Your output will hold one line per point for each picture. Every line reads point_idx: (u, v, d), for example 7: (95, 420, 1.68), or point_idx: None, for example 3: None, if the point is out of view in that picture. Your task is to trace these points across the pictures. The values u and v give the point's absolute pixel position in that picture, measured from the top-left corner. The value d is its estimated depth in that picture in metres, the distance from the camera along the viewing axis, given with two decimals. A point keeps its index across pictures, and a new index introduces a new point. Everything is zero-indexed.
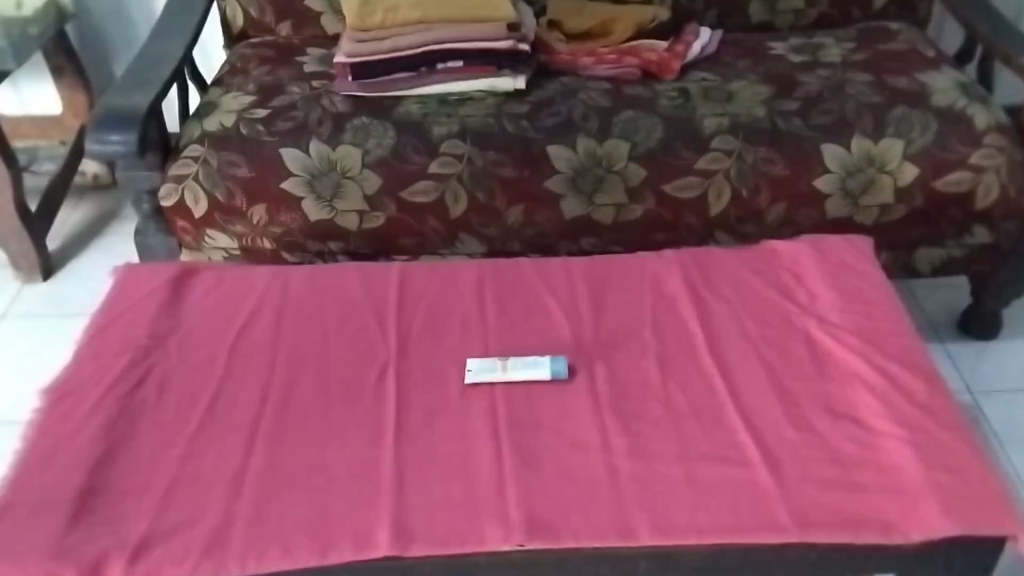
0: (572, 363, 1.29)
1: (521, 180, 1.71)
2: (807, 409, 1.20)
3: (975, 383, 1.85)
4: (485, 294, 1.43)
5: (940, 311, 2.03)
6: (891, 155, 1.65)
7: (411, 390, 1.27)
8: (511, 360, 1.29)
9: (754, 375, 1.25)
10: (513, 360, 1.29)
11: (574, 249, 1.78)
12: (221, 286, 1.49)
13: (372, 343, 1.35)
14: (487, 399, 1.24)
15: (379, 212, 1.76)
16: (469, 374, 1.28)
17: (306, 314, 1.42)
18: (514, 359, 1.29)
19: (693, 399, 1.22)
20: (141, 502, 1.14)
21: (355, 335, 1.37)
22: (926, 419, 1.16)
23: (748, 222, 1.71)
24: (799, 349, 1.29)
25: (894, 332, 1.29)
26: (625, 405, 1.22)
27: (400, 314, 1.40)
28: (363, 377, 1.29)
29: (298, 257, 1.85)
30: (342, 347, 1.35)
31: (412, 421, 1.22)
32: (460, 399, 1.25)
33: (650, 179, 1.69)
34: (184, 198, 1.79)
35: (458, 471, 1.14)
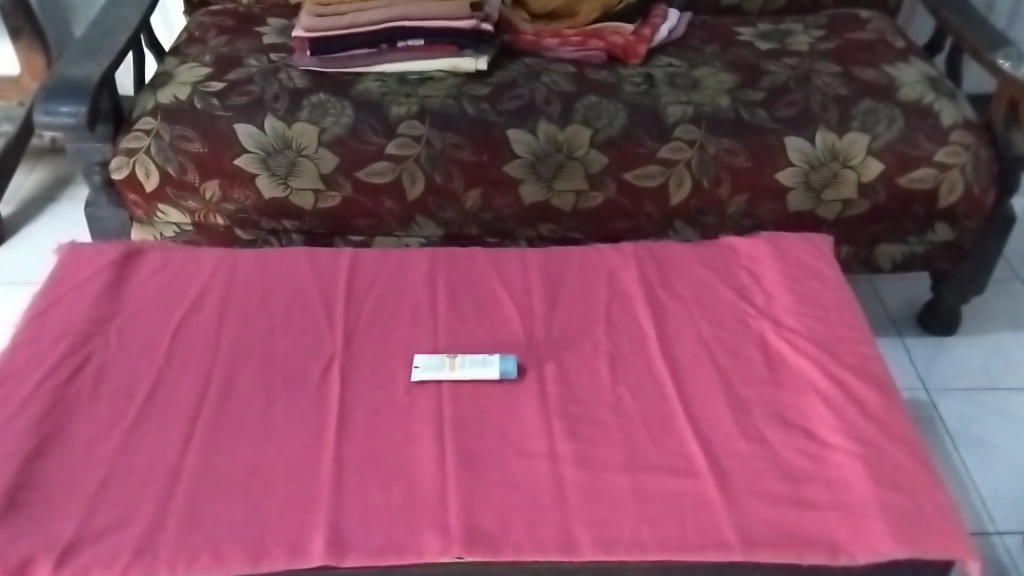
0: (521, 363, 1.26)
1: (480, 165, 1.67)
2: (758, 418, 1.18)
3: (930, 380, 1.86)
4: (438, 285, 1.40)
5: (900, 305, 2.03)
6: (856, 150, 1.62)
7: (356, 386, 1.23)
8: (458, 358, 1.26)
9: (706, 380, 1.24)
10: (460, 358, 1.26)
11: (532, 235, 1.77)
12: (166, 269, 1.44)
13: (316, 336, 1.31)
14: (433, 399, 1.21)
15: (335, 191, 1.71)
16: (415, 371, 1.24)
17: (251, 304, 1.37)
18: (461, 357, 1.26)
19: (643, 404, 1.21)
20: (73, 499, 1.11)
21: (299, 326, 1.33)
22: (877, 432, 1.15)
23: (709, 212, 1.69)
24: (753, 352, 1.27)
25: (849, 337, 1.27)
26: (574, 408, 1.20)
27: (348, 305, 1.36)
28: (307, 372, 1.26)
29: (252, 234, 1.82)
30: (285, 338, 1.31)
31: (355, 421, 1.19)
32: (406, 398, 1.22)
33: (612, 166, 1.65)
34: (135, 171, 1.73)
35: (399, 477, 1.12)
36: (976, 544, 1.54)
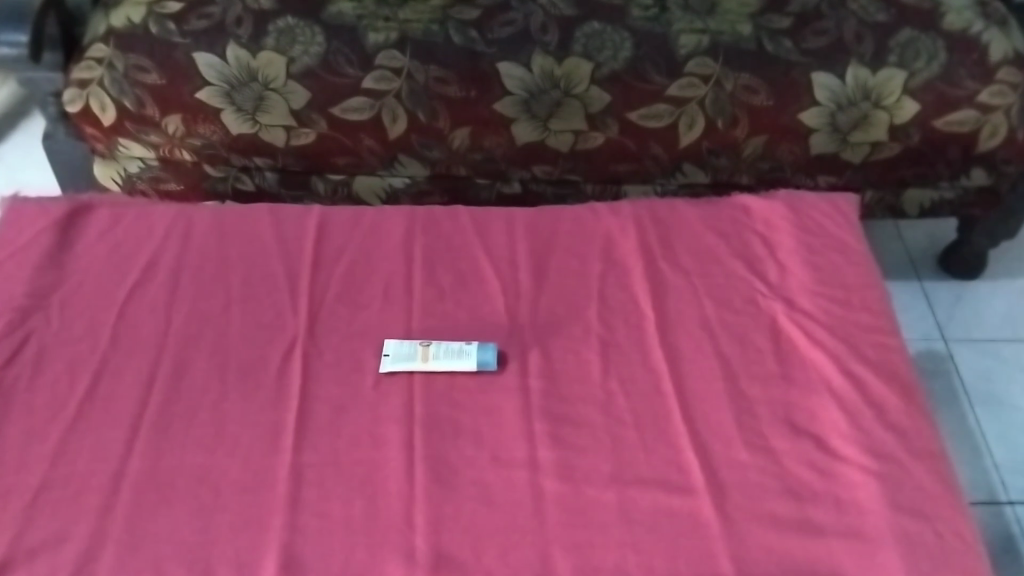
0: (502, 351, 1.14)
1: (466, 101, 1.50)
2: (763, 421, 1.07)
3: (949, 329, 1.74)
4: (414, 251, 1.25)
5: (922, 243, 1.88)
6: (890, 89, 1.46)
7: (320, 379, 1.10)
8: (432, 348, 1.12)
9: (708, 374, 1.12)
10: (434, 348, 1.12)
11: (526, 176, 1.61)
12: (115, 230, 1.27)
13: (274, 318, 1.16)
14: (403, 394, 1.09)
15: (308, 128, 1.55)
16: (384, 362, 1.12)
17: (208, 278, 1.21)
18: (436, 346, 1.13)
19: (636, 403, 1.09)
20: (4, 509, 0.99)
21: (258, 301, 1.18)
22: (896, 444, 1.04)
23: (721, 154, 1.54)
24: (761, 340, 1.15)
25: (871, 325, 1.15)
26: (559, 407, 1.08)
27: (314, 276, 1.21)
28: (266, 360, 1.12)
29: (223, 171, 1.64)
30: (242, 315, 1.17)
31: (318, 419, 1.06)
32: (373, 391, 1.09)
33: (614, 105, 1.49)
34: (89, 104, 1.54)
35: (363, 486, 1.00)
36: (978, 516, 1.46)
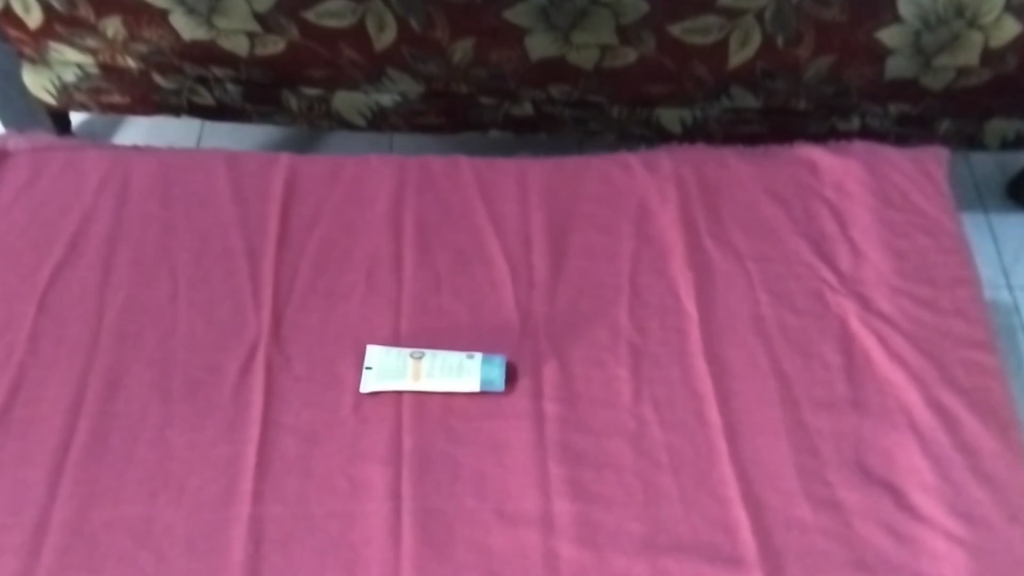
0: (511, 364, 0.93)
1: (470, 8, 1.22)
2: (829, 466, 0.89)
3: (1016, 275, 1.52)
4: (404, 220, 1.01)
5: (989, 168, 1.63)
6: (990, 5, 1.19)
7: (286, 399, 0.90)
8: (425, 361, 0.91)
9: (762, 400, 0.93)
10: (428, 362, 0.91)
11: (540, 97, 1.34)
12: (34, 186, 1.02)
13: (229, 317, 0.94)
14: (388, 423, 0.89)
15: (277, 35, 1.27)
16: (365, 379, 0.90)
17: (148, 256, 0.97)
18: (429, 359, 0.91)
19: (675, 438, 0.90)
20: None
21: (209, 289, 0.95)
22: (990, 501, 0.86)
23: (779, 77, 1.28)
24: (830, 352, 0.95)
25: (964, 336, 0.96)
26: (581, 442, 0.89)
27: (280, 254, 0.98)
28: (220, 373, 0.91)
29: (176, 82, 1.35)
30: (190, 309, 0.94)
31: (284, 456, 0.87)
32: (353, 417, 0.89)
33: (653, 18, 1.22)
34: (10, 4, 1.26)
35: (340, 549, 0.82)
36: None
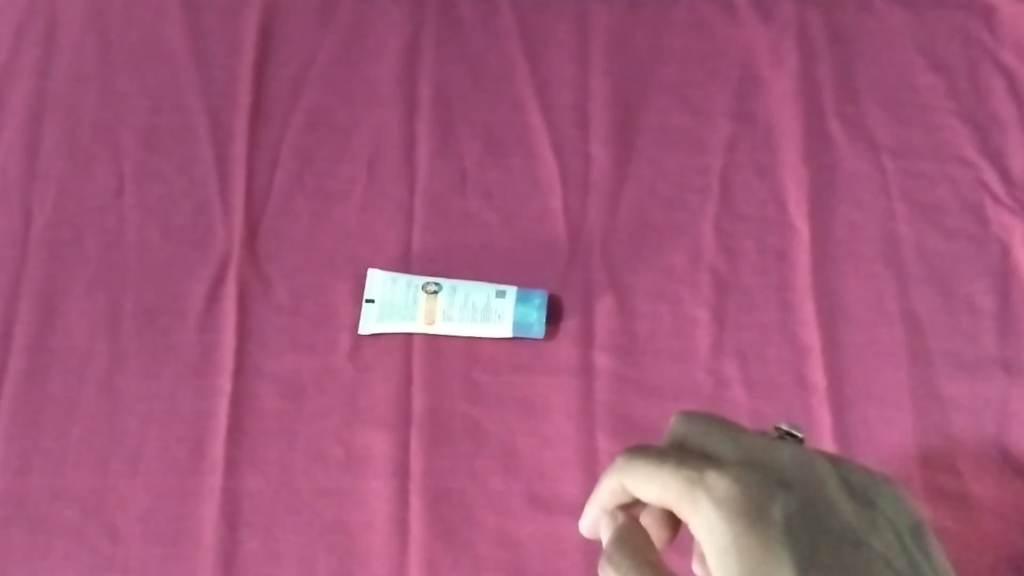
0: (554, 298, 0.71)
1: None
2: (969, 450, 0.67)
3: None
4: (422, 90, 0.77)
5: None
6: None
7: (266, 338, 0.71)
8: (441, 298, 0.70)
9: (886, 354, 0.69)
10: (445, 299, 0.70)
11: None
12: None
13: (191, 229, 0.75)
14: (395, 376, 0.70)
15: None
16: (365, 317, 0.71)
17: (87, 144, 0.77)
18: (446, 296, 0.70)
19: (764, 403, 0.68)
20: None
21: (163, 189, 0.76)
22: None
23: None
24: (984, 291, 0.71)
25: None
26: (640, 405, 0.68)
27: (256, 137, 0.77)
28: (182, 300, 0.73)
29: None
30: (137, 210, 0.75)
31: (264, 413, 0.69)
32: (350, 365, 0.70)
33: None
34: None
35: (331, 537, 0.66)
36: None
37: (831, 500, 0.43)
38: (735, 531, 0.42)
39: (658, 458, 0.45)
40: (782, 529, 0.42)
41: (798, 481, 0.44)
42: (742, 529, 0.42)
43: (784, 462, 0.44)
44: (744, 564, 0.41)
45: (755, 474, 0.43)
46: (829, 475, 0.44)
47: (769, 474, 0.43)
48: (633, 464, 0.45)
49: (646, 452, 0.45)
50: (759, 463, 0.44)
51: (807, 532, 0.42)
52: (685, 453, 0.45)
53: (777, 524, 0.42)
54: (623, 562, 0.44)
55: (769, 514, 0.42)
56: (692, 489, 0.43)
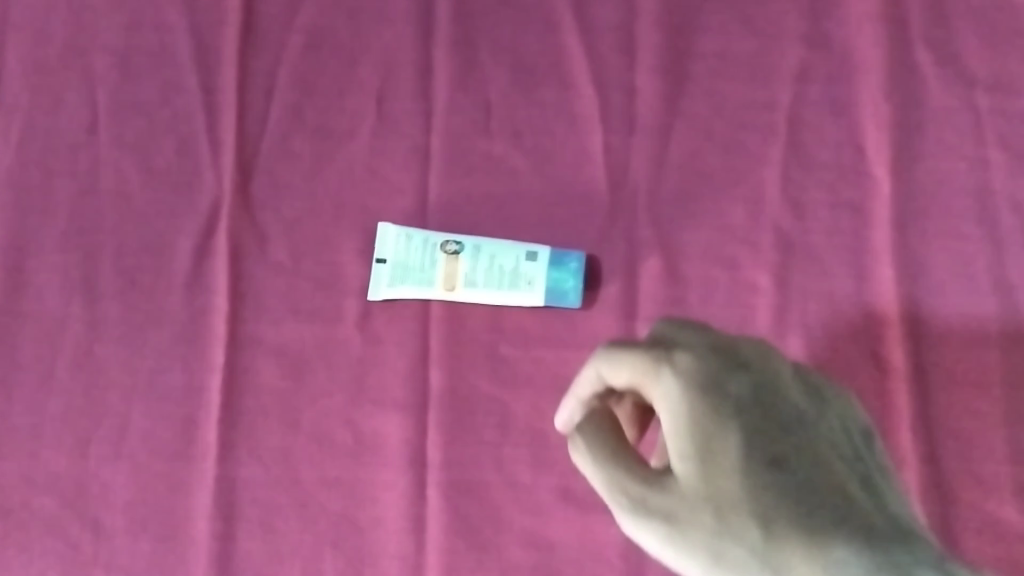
0: (592, 261, 0.62)
1: None
2: None
3: None
4: (440, 8, 0.66)
5: None
6: None
7: (263, 303, 0.62)
8: (462, 260, 0.61)
9: (978, 330, 0.59)
10: (467, 261, 0.61)
11: None
12: None
13: (175, 171, 0.65)
14: (409, 350, 0.61)
15: None
16: (375, 280, 0.62)
17: (51, 68, 0.67)
18: (468, 257, 0.61)
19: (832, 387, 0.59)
20: None
21: (140, 124, 0.65)
22: None
23: None
24: None
25: None
26: None
27: (246, 63, 0.66)
28: (165, 257, 0.63)
29: None
30: (112, 147, 0.65)
31: (262, 391, 0.61)
32: (358, 337, 0.62)
33: None
34: None
35: (338, 534, 0.59)
36: None
37: (782, 380, 0.41)
38: (694, 409, 0.40)
39: (634, 343, 0.42)
40: (734, 404, 0.40)
41: (758, 367, 0.41)
42: (702, 405, 0.40)
43: (744, 343, 0.42)
44: (695, 437, 0.39)
45: (715, 346, 0.41)
46: (781, 377, 0.41)
47: (727, 349, 0.41)
48: (610, 350, 0.42)
49: (624, 341, 0.43)
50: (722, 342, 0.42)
51: (758, 409, 0.40)
52: (655, 336, 0.43)
53: (734, 398, 0.40)
54: (590, 429, 0.43)
55: (725, 388, 0.40)
56: (654, 363, 0.41)
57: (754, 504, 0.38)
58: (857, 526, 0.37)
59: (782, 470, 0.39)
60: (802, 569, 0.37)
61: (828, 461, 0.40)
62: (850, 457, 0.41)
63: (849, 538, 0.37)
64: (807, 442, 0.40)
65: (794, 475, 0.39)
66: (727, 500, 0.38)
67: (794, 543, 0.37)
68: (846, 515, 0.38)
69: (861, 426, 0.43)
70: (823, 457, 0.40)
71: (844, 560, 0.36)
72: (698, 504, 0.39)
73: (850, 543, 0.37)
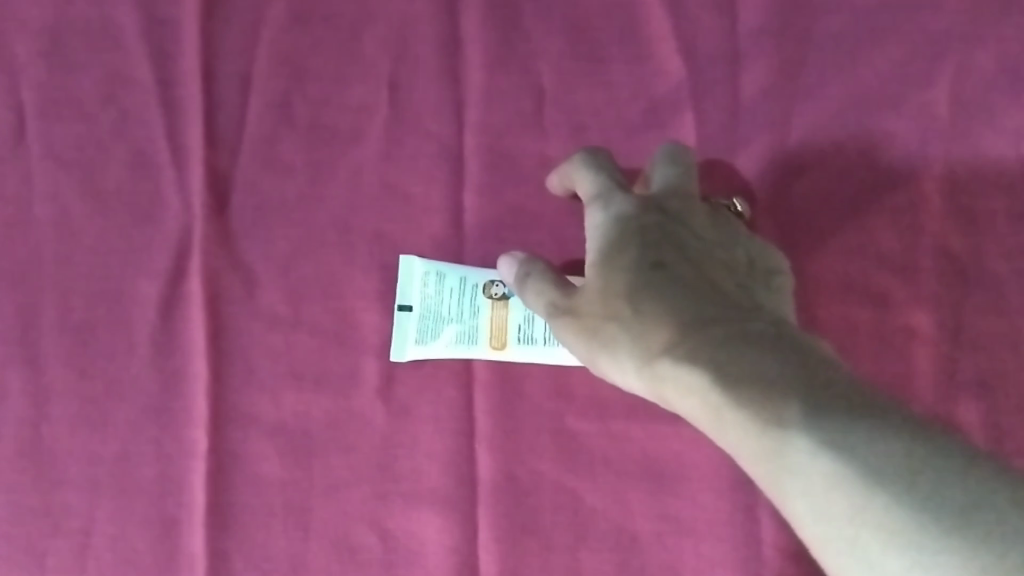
0: None
1: None
2: None
3: None
4: None
5: None
6: None
7: (254, 366, 0.48)
8: (513, 306, 0.46)
9: None
10: (518, 307, 0.46)
11: None
12: None
13: (127, 192, 0.49)
14: (450, 425, 0.47)
15: None
16: (398, 337, 0.47)
17: None
18: (520, 303, 0.46)
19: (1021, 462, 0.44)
20: None
21: (77, 127, 0.50)
22: None
23: None
24: None
25: None
26: None
27: (216, 44, 0.50)
28: (125, 309, 0.49)
29: None
30: (46, 162, 0.49)
31: (260, 483, 0.47)
32: (380, 410, 0.47)
33: None
34: None
35: None
36: None
37: (692, 213, 0.41)
38: (610, 227, 0.41)
39: (604, 159, 0.44)
40: (641, 223, 0.40)
41: (677, 205, 0.41)
42: (617, 223, 0.41)
43: (681, 183, 0.43)
44: (602, 249, 0.41)
45: (637, 195, 0.41)
46: (696, 190, 0.43)
47: (662, 197, 0.41)
48: (574, 156, 0.45)
49: (601, 155, 0.44)
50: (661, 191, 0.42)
51: (665, 232, 0.40)
52: (615, 172, 0.44)
53: (637, 219, 0.40)
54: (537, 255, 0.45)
55: (638, 216, 0.40)
56: (594, 191, 0.43)
57: (631, 292, 0.38)
58: (728, 327, 0.36)
59: (665, 266, 0.38)
60: (659, 346, 0.37)
61: (715, 286, 0.38)
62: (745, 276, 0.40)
63: (710, 329, 0.36)
64: (695, 246, 0.40)
65: (673, 279, 0.38)
66: (613, 293, 0.39)
67: (661, 321, 0.37)
68: (719, 321, 0.36)
69: (775, 268, 0.42)
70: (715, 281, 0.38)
71: (712, 362, 0.35)
72: (594, 303, 0.40)
73: (722, 345, 0.35)
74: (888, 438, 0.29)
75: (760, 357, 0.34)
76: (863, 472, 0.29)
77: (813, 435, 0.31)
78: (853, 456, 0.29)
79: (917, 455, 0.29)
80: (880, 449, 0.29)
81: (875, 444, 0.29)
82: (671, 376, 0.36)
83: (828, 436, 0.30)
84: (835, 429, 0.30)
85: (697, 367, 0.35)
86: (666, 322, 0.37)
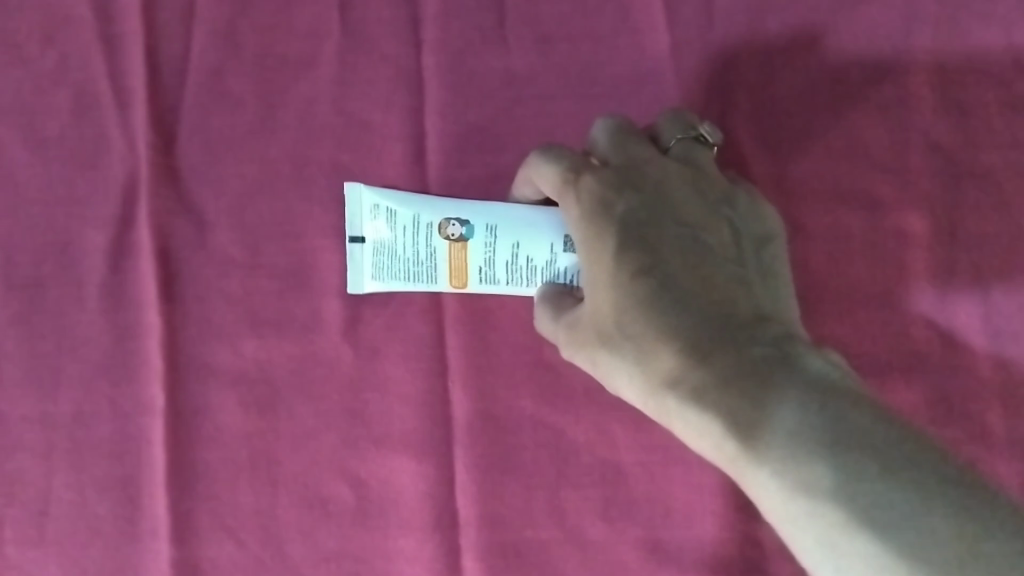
0: None
1: None
2: None
3: None
4: None
5: None
6: None
7: (212, 311, 0.44)
8: (471, 248, 0.42)
9: None
10: (478, 249, 0.41)
11: None
12: None
13: (65, 134, 0.45)
14: (421, 361, 0.44)
15: None
16: (354, 267, 0.43)
17: None
18: (480, 244, 0.41)
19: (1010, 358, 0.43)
20: None
21: (8, 67, 0.45)
22: None
23: None
24: None
25: None
26: None
27: None
28: (69, 258, 0.45)
29: None
30: None
31: (223, 435, 0.44)
32: (347, 349, 0.44)
33: None
34: None
35: None
36: None
37: (670, 188, 0.36)
38: (586, 226, 0.36)
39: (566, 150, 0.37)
40: (624, 225, 0.35)
41: (652, 180, 0.36)
42: (594, 221, 0.35)
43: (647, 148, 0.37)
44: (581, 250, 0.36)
45: (606, 179, 0.36)
46: (659, 154, 0.38)
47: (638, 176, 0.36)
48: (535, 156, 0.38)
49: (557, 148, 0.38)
50: (637, 166, 0.36)
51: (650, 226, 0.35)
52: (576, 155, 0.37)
53: (614, 215, 0.35)
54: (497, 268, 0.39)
55: (616, 211, 0.35)
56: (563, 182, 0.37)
57: (617, 310, 0.34)
58: (737, 356, 0.32)
59: (655, 272, 0.33)
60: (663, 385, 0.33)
61: (711, 293, 0.33)
62: (735, 257, 0.36)
63: (714, 356, 0.32)
64: (677, 232, 0.35)
65: (665, 287, 0.33)
66: (601, 313, 0.35)
67: (659, 344, 0.33)
68: (723, 343, 0.32)
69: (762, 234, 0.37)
70: (707, 281, 0.34)
71: (727, 405, 0.31)
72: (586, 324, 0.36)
73: (735, 386, 0.31)
74: (926, 507, 0.26)
75: (778, 397, 0.30)
76: (905, 555, 0.26)
77: (841, 498, 0.28)
78: (891, 534, 0.26)
79: (954, 535, 0.26)
80: (921, 523, 0.26)
81: (919, 519, 0.26)
82: (679, 416, 0.33)
83: (862, 511, 0.27)
84: (866, 492, 0.27)
85: (709, 405, 0.32)
86: (664, 345, 0.33)
